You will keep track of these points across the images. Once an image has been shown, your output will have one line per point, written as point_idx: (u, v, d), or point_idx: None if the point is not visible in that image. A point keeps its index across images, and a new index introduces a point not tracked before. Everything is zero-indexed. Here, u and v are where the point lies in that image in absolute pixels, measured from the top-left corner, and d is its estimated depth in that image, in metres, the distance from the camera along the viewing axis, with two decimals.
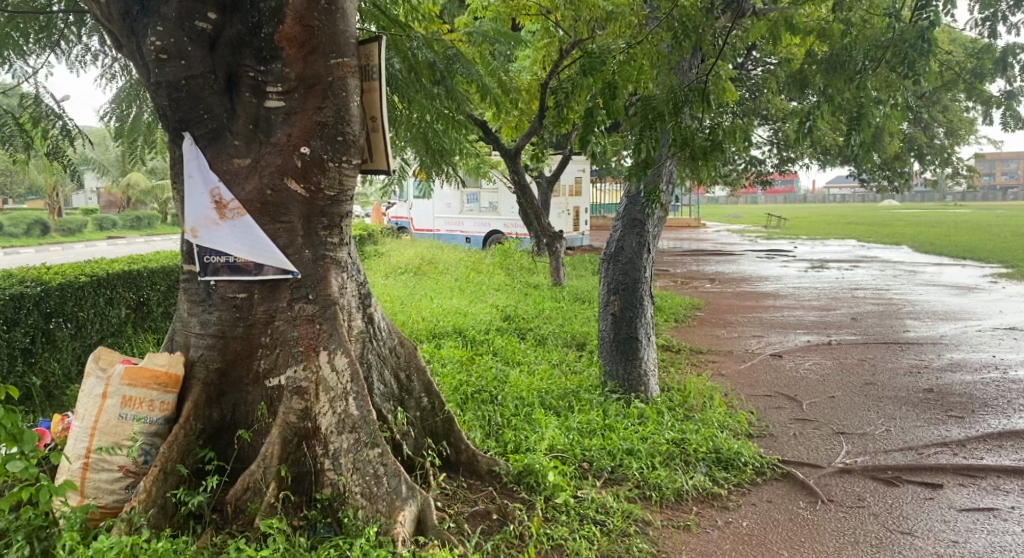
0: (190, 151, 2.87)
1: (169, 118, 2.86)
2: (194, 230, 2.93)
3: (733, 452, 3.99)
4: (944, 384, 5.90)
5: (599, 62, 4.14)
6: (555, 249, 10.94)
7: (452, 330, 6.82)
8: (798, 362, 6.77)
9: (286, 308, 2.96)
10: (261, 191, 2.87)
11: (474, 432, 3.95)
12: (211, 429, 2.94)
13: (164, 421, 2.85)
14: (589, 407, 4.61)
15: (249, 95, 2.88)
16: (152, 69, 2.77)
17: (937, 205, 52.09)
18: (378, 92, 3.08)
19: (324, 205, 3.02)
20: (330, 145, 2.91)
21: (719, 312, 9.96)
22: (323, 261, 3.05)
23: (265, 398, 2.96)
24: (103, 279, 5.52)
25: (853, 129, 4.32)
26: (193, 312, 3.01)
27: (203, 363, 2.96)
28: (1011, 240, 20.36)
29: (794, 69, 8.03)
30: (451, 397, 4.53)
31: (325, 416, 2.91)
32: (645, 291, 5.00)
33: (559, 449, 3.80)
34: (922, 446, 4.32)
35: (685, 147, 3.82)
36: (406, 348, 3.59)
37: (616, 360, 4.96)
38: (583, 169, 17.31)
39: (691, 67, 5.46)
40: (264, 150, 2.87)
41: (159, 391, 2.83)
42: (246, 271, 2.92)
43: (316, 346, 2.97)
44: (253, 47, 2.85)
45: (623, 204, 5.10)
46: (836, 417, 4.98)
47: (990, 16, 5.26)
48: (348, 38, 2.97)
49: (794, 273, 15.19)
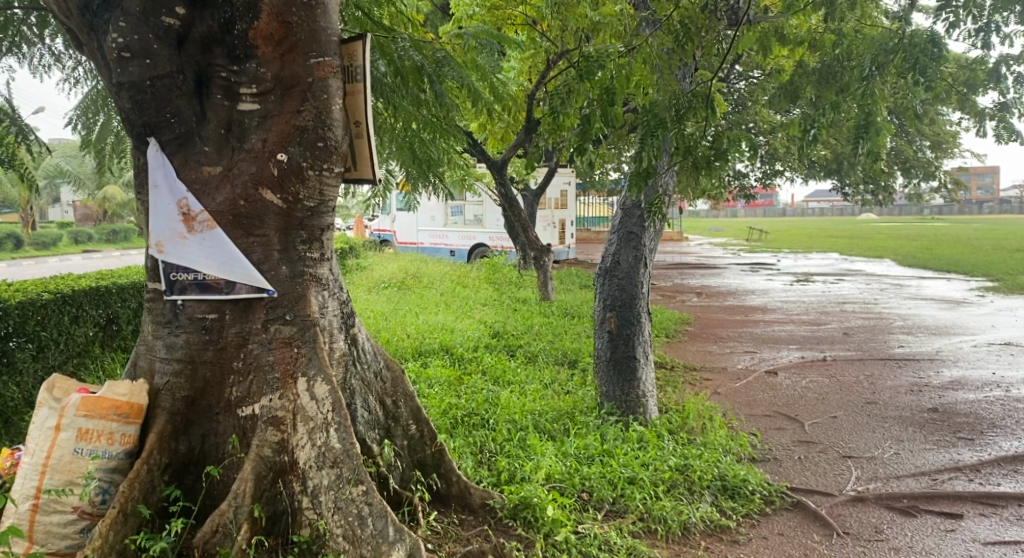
0: (156, 158, 2.61)
1: (133, 122, 2.60)
2: (160, 244, 2.64)
3: (739, 480, 3.78)
4: (948, 403, 5.76)
5: (597, 65, 3.92)
6: (544, 263, 10.59)
7: (438, 347, 6.54)
8: (795, 380, 6.59)
9: (262, 330, 2.70)
10: (233, 201, 2.61)
11: (466, 460, 3.70)
12: (177, 464, 2.65)
13: (125, 457, 2.54)
14: (585, 431, 4.37)
15: (221, 98, 2.63)
16: (114, 69, 2.51)
17: (913, 219, 52.92)
18: (363, 94, 2.83)
19: (303, 217, 2.76)
20: (310, 152, 2.66)
21: (710, 327, 9.80)
22: (301, 278, 2.80)
23: (237, 429, 2.68)
24: (68, 296, 5.18)
25: (861, 138, 4.20)
26: (158, 335, 2.73)
27: (168, 392, 2.68)
28: (992, 254, 20.57)
29: (783, 79, 7.95)
30: (440, 421, 4.25)
31: (303, 449, 2.65)
32: (642, 307, 4.78)
33: (557, 479, 3.57)
34: (935, 472, 4.17)
35: (686, 157, 3.70)
36: (393, 371, 3.33)
37: (612, 381, 4.74)
38: (569, 182, 17.18)
39: (687, 74, 5.23)
40: (237, 157, 2.62)
41: (119, 422, 2.52)
42: (217, 289, 2.64)
43: (293, 373, 2.71)
44: (226, 45, 2.59)
45: (618, 217, 4.92)
46: (841, 439, 4.80)
47: (984, 27, 5.16)
48: (330, 36, 2.73)
49: (781, 286, 15.13)
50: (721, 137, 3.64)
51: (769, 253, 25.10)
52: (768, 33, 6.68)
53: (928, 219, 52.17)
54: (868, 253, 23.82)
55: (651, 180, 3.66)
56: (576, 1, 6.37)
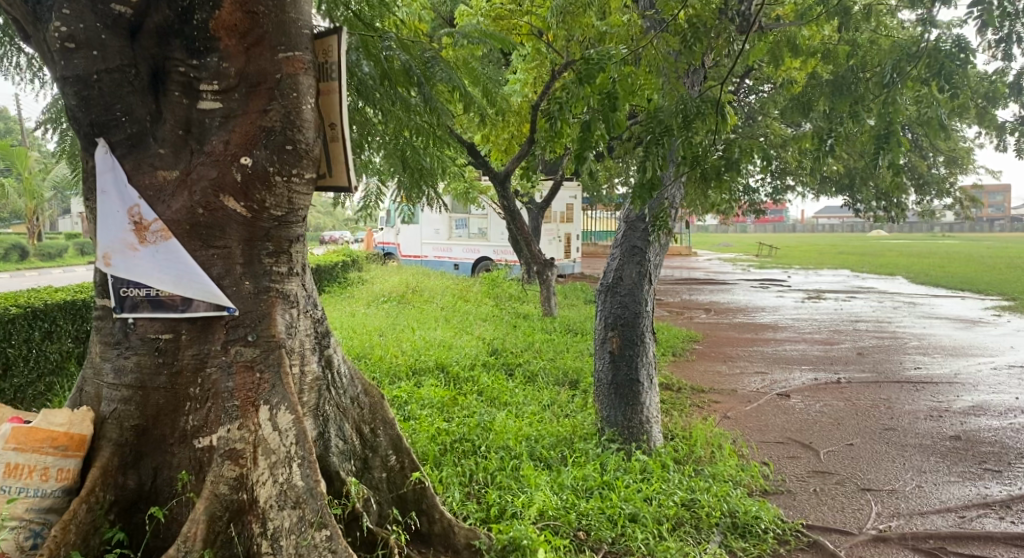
0: (105, 161, 2.36)
1: (79, 121, 2.35)
2: (107, 257, 2.38)
3: (751, 517, 3.45)
4: (971, 430, 5.41)
5: (598, 67, 3.56)
6: (546, 278, 10.23)
7: (433, 365, 6.25)
8: (808, 403, 6.25)
9: (221, 352, 2.43)
10: (190, 210, 2.36)
11: (452, 492, 3.41)
12: (124, 502, 2.39)
13: (62, 494, 2.30)
14: (585, 459, 4.06)
15: (179, 95, 2.39)
16: (57, 61, 2.28)
17: (924, 237, 52.28)
18: (338, 93, 2.56)
19: (269, 227, 2.48)
20: (277, 156, 2.38)
21: (718, 345, 9.46)
22: (266, 295, 2.52)
23: (192, 462, 2.40)
24: (40, 311, 5.01)
25: (881, 148, 3.87)
26: (106, 357, 2.47)
27: (115, 421, 2.41)
28: (1006, 273, 20.12)
29: (794, 91, 7.71)
30: (428, 447, 3.94)
31: (264, 486, 2.37)
32: (646, 326, 4.49)
33: (551, 516, 3.25)
34: (962, 508, 3.84)
35: (695, 166, 3.45)
36: (371, 397, 3.11)
37: (613, 405, 4.43)
38: (575, 196, 16.82)
39: (699, 81, 4.93)
40: (196, 161, 2.37)
41: (54, 455, 2.28)
42: (171, 307, 2.38)
43: (254, 400, 2.43)
44: (184, 36, 2.37)
45: (621, 231, 4.63)
46: (859, 470, 4.46)
47: (1006, 37, 4.89)
48: (301, 28, 2.47)
49: (791, 304, 14.75)
50: (732, 146, 3.36)
51: (777, 269, 24.70)
52: (778, 44, 6.46)
53: (938, 236, 51.61)
54: (878, 270, 23.40)
55: (655, 194, 3.43)
56: (582, 11, 6.24)
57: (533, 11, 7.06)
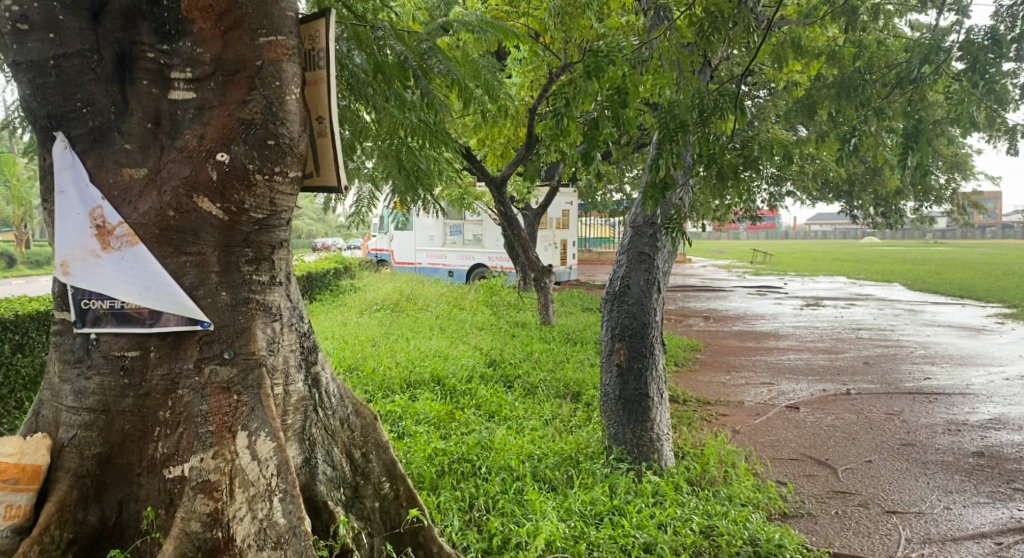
0: (63, 157, 2.11)
1: (35, 112, 2.10)
2: (66, 265, 2.12)
3: (774, 546, 3.19)
4: (992, 446, 5.18)
5: (607, 60, 3.33)
6: (545, 286, 9.91)
7: (429, 378, 5.97)
8: (818, 416, 6.02)
9: (194, 372, 2.16)
10: (160, 211, 2.09)
11: (451, 520, 3.16)
12: (83, 541, 2.11)
13: (10, 535, 2.00)
14: (593, 481, 3.80)
15: (148, 84, 2.15)
16: (9, 44, 2.03)
17: (914, 244, 52.51)
18: (327, 83, 2.32)
19: (248, 232, 2.22)
20: (258, 151, 2.11)
21: (720, 355, 9.21)
22: (246, 307, 2.26)
23: (162, 495, 2.14)
24: (10, 322, 4.78)
25: (909, 147, 3.71)
26: (66, 377, 2.20)
27: (75, 449, 2.14)
28: (1005, 279, 20.06)
29: (797, 95, 7.52)
30: (424, 468, 3.67)
31: (241, 523, 2.11)
32: (655, 338, 4.25)
33: (559, 546, 2.98)
34: (998, 534, 3.61)
35: (711, 165, 3.26)
36: (363, 418, 2.87)
37: (621, 421, 4.18)
38: (570, 202, 16.56)
39: (711, 69, 4.69)
40: (167, 158, 2.11)
41: (3, 490, 2.00)
42: (139, 321, 2.12)
43: (231, 425, 2.17)
44: (153, 18, 2.14)
45: (627, 237, 4.39)
46: (881, 490, 4.22)
47: None
48: (284, 10, 2.21)
49: (790, 311, 14.53)
50: (750, 143, 3.25)
51: (773, 277, 24.54)
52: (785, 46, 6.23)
53: (929, 242, 51.86)
54: (874, 277, 23.33)
55: (669, 193, 3.33)
56: (580, 11, 6.05)
57: (530, 12, 6.85)
